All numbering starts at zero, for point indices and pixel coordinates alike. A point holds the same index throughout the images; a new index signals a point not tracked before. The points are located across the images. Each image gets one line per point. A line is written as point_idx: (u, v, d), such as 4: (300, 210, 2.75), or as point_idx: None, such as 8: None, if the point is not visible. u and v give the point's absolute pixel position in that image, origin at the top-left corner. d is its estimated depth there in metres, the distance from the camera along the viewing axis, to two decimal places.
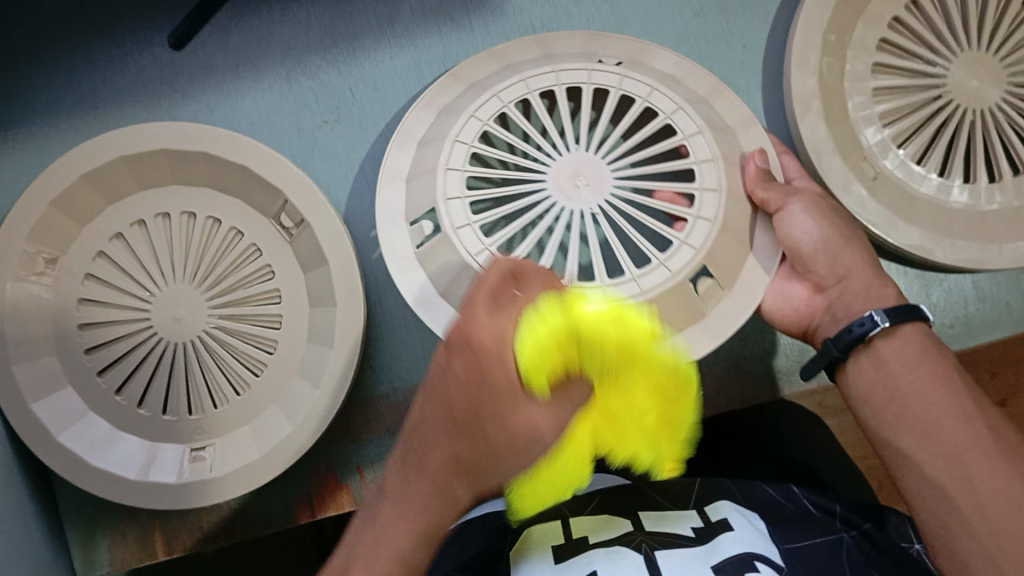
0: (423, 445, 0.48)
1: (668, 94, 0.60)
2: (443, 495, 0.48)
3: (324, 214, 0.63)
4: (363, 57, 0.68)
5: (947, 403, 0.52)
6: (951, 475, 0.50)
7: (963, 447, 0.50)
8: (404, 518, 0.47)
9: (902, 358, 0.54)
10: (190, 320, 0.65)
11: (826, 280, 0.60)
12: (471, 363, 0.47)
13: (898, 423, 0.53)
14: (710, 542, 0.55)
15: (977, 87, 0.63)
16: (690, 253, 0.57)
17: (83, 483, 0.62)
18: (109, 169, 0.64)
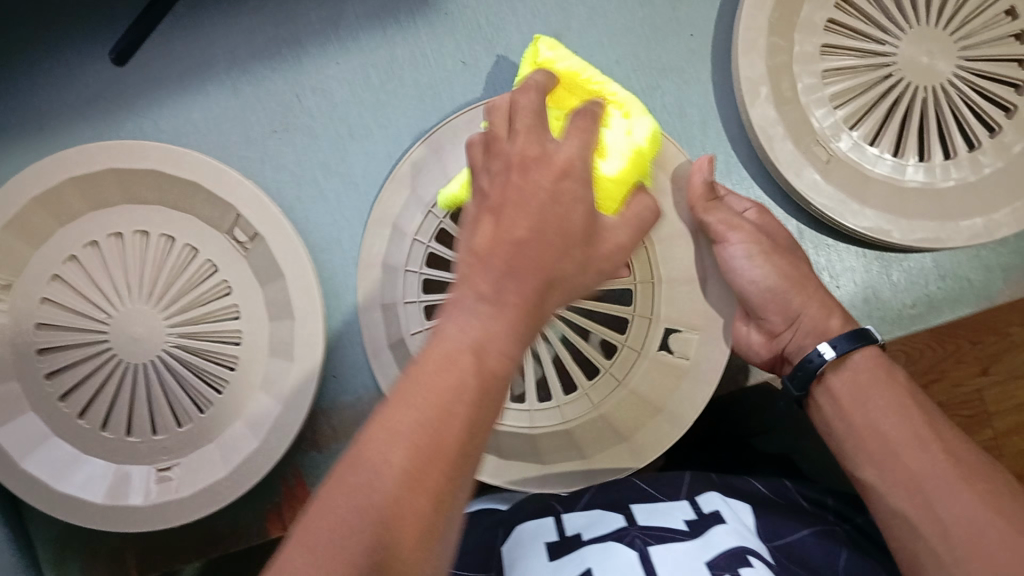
0: (469, 296, 0.38)
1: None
2: (501, 355, 0.37)
3: (279, 228, 0.64)
4: (309, 64, 0.67)
5: (905, 432, 0.50)
6: (913, 503, 0.48)
7: (923, 477, 0.48)
8: (462, 383, 0.35)
9: (852, 394, 0.53)
10: (147, 339, 0.64)
11: (779, 325, 0.59)
12: (524, 201, 0.40)
13: (861, 456, 0.52)
14: (704, 535, 0.53)
15: (928, 63, 0.63)
16: (648, 325, 0.62)
17: (49, 506, 0.63)
18: (57, 192, 0.63)
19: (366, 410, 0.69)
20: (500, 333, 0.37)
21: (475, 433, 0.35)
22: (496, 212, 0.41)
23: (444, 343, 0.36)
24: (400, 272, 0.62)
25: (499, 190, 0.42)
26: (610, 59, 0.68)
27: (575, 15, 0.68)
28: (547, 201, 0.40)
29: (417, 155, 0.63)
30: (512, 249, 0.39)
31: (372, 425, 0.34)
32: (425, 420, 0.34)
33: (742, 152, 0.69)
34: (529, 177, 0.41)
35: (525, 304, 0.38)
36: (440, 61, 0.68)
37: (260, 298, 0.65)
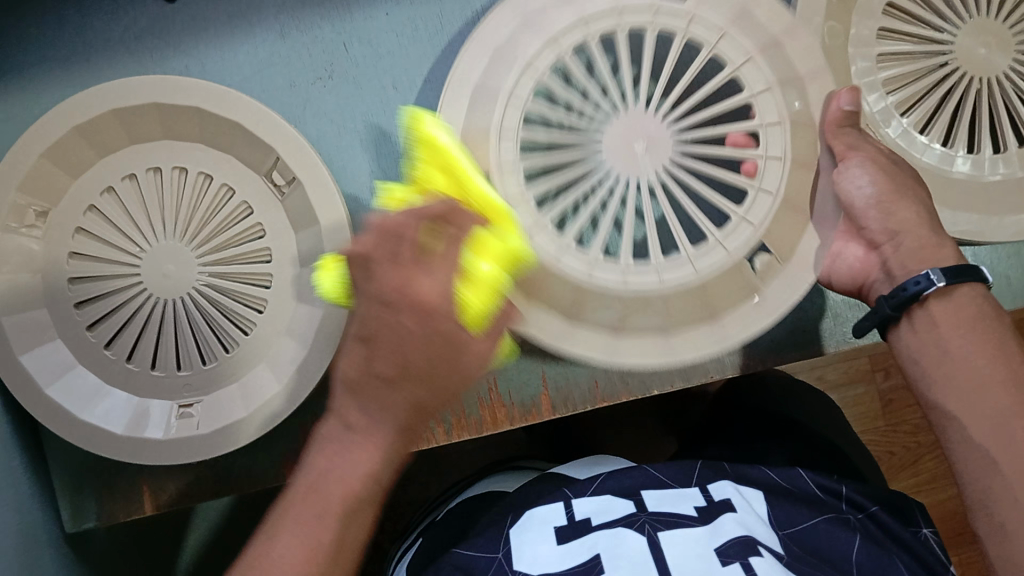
0: (351, 443, 0.52)
1: (739, 41, 0.59)
2: (361, 482, 0.51)
3: (316, 172, 0.63)
4: (358, 13, 0.68)
5: (1003, 369, 0.55)
6: (995, 440, 0.54)
7: (1009, 415, 0.54)
8: (325, 511, 0.51)
9: (952, 323, 0.57)
10: (179, 276, 0.65)
11: (879, 237, 0.61)
12: (399, 329, 0.50)
13: (942, 384, 0.57)
14: (714, 521, 0.53)
15: (985, 55, 0.62)
16: (768, 200, 0.60)
17: (71, 436, 0.61)
18: (99, 122, 0.62)
19: None
20: (361, 469, 0.51)
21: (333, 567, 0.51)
22: (359, 364, 0.51)
23: (321, 474, 0.52)
24: (496, 138, 0.58)
25: (370, 316, 0.51)
26: None
27: None
28: (433, 368, 0.50)
29: (536, 18, 0.58)
30: (382, 338, 0.50)
31: (264, 541, 0.51)
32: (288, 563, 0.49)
33: None
34: (385, 313, 0.50)
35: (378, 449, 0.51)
36: None
37: (293, 243, 0.66)
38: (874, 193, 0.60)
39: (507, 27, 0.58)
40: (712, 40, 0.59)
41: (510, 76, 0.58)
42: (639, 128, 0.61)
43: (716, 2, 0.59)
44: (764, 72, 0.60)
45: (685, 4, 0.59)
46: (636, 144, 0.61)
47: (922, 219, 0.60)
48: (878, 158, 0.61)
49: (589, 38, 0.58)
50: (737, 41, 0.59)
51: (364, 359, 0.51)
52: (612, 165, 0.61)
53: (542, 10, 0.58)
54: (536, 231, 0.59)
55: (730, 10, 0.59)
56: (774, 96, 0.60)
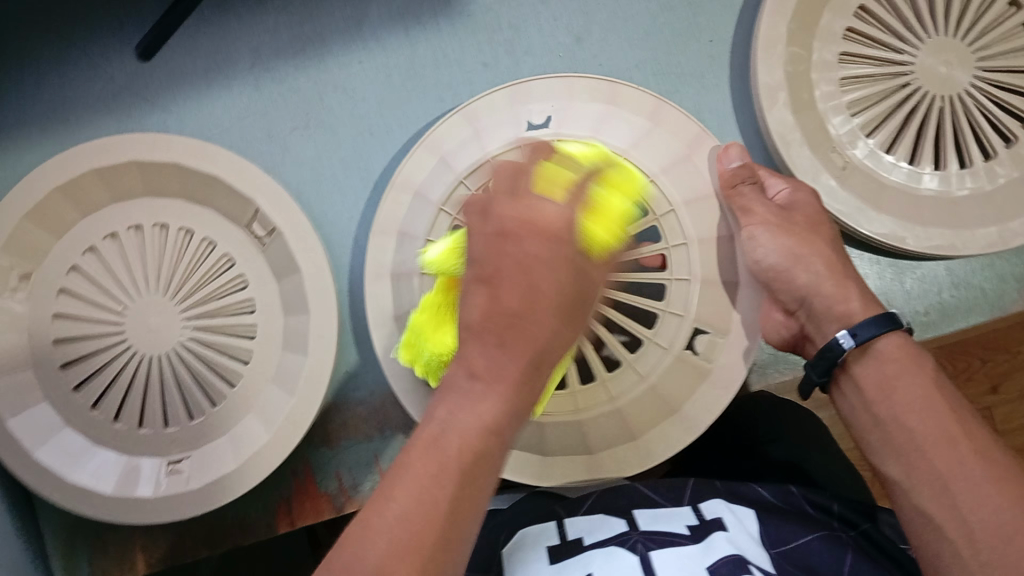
0: (465, 378, 0.39)
1: (615, 134, 0.62)
2: (483, 435, 0.38)
3: (298, 224, 0.64)
4: (332, 61, 0.69)
5: (931, 429, 0.49)
6: (938, 502, 0.47)
7: (948, 475, 0.47)
8: (441, 466, 0.37)
9: (877, 382, 0.52)
10: (164, 331, 0.65)
11: (792, 304, 0.59)
12: (517, 262, 0.41)
13: (886, 449, 0.51)
14: (705, 539, 0.53)
15: (946, 73, 0.63)
16: (676, 322, 0.62)
17: (62, 499, 0.62)
18: (81, 182, 0.64)
19: (377, 407, 0.69)
20: (483, 418, 0.38)
21: (471, 496, 0.37)
22: (489, 281, 0.41)
23: (433, 429, 0.38)
24: (414, 278, 0.62)
25: (492, 256, 0.42)
26: (629, 63, 0.70)
27: (595, 19, 0.70)
28: (536, 312, 0.40)
29: (424, 187, 0.62)
30: (519, 280, 0.40)
31: (388, 474, 0.37)
32: (415, 498, 0.36)
33: (758, 158, 0.70)
34: (518, 240, 0.41)
35: (520, 385, 0.39)
36: (461, 62, 0.69)
37: (276, 292, 0.66)
38: (778, 260, 0.58)
39: (412, 185, 0.62)
40: None
41: (427, 217, 0.62)
42: None
43: (587, 110, 0.62)
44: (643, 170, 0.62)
45: (584, 133, 0.62)
46: None
47: (823, 275, 0.57)
48: (770, 218, 0.60)
49: (497, 176, 0.62)
50: (617, 141, 0.62)
51: (488, 298, 0.40)
52: None
53: (434, 176, 0.62)
54: None
55: (609, 119, 0.62)
56: (680, 217, 0.62)
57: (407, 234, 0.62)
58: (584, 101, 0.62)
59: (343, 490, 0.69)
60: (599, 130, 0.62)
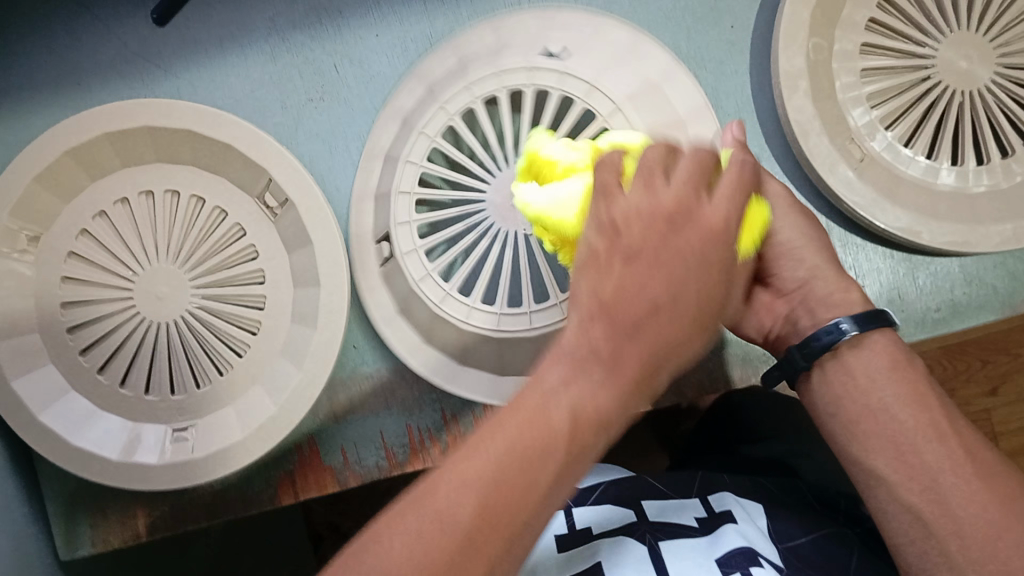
0: (569, 346, 0.37)
1: (618, 84, 0.63)
2: (597, 423, 0.36)
3: (312, 197, 0.63)
4: (349, 34, 0.68)
5: (923, 425, 0.50)
6: (926, 499, 0.49)
7: (939, 471, 0.49)
8: (547, 436, 0.35)
9: (869, 373, 0.52)
10: (172, 299, 0.65)
11: (788, 285, 0.56)
12: (659, 253, 0.38)
13: (870, 442, 0.51)
14: (714, 532, 0.53)
15: (967, 68, 0.63)
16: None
17: (65, 462, 0.62)
18: (91, 144, 0.63)
19: (383, 382, 0.69)
20: (604, 400, 0.36)
21: (566, 478, 0.35)
22: (630, 260, 0.38)
23: (542, 395, 0.36)
24: (392, 196, 0.63)
25: (635, 232, 0.38)
26: None
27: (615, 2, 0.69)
28: (680, 326, 0.38)
29: (412, 114, 0.64)
30: (653, 261, 0.38)
31: (451, 459, 0.36)
32: (504, 457, 0.35)
33: (776, 148, 0.70)
34: (678, 235, 0.38)
35: (637, 373, 0.37)
36: None
37: (286, 265, 0.65)
38: (795, 239, 0.55)
39: (401, 112, 0.65)
40: (606, 108, 0.62)
41: (427, 114, 0.64)
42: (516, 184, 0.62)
43: (599, 56, 0.63)
44: (637, 121, 0.62)
45: (589, 77, 0.62)
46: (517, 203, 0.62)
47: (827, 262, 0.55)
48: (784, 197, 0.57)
49: (474, 102, 0.63)
50: (615, 88, 0.62)
51: (595, 278, 0.38)
52: (494, 219, 0.62)
53: (444, 83, 0.64)
54: (422, 278, 0.63)
55: (612, 63, 0.63)
56: None
57: (391, 157, 0.64)
58: (599, 45, 0.64)
59: (347, 465, 0.68)
60: (602, 74, 0.63)
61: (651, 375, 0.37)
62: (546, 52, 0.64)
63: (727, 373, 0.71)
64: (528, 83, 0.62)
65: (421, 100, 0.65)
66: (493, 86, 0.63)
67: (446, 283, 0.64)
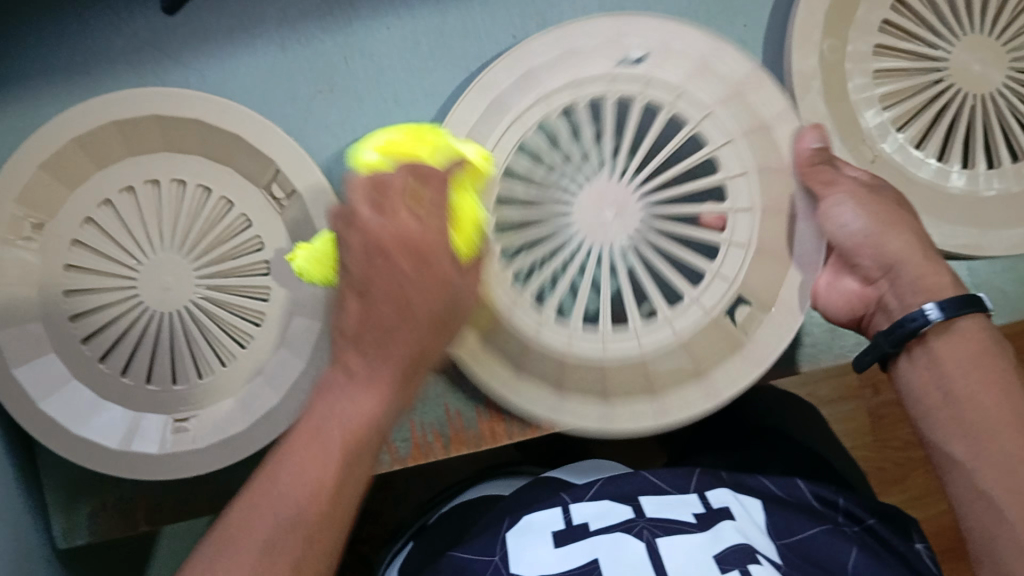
0: (350, 378, 0.51)
1: (698, 98, 0.61)
2: (358, 427, 0.50)
3: (321, 190, 0.63)
4: (359, 26, 0.68)
5: (1002, 414, 0.51)
6: (1002, 487, 0.50)
7: (1018, 459, 0.50)
8: (327, 478, 0.48)
9: (957, 360, 0.53)
10: (176, 289, 0.64)
11: (874, 271, 0.58)
12: (390, 280, 0.50)
13: (954, 428, 0.53)
14: (712, 528, 0.53)
15: (979, 72, 0.63)
16: (722, 286, 0.62)
17: (66, 450, 0.61)
18: (98, 132, 0.62)
19: None
20: (373, 405, 0.50)
21: (352, 478, 0.49)
22: (362, 297, 0.51)
23: (313, 425, 0.50)
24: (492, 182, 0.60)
25: (362, 272, 0.51)
26: None
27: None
28: (433, 308, 0.52)
29: (507, 91, 0.60)
30: (381, 326, 0.51)
31: (265, 475, 0.48)
32: (298, 478, 0.47)
33: None
34: (393, 268, 0.50)
35: (395, 371, 0.51)
36: (491, 34, 0.68)
37: (290, 257, 0.65)
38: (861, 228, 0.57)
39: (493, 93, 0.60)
40: (697, 114, 0.61)
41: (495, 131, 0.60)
42: (606, 195, 0.62)
43: (687, 53, 0.61)
44: (718, 135, 0.61)
45: (675, 82, 0.61)
46: (606, 205, 0.62)
47: (913, 245, 0.57)
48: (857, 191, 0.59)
49: (553, 113, 0.60)
50: (708, 96, 0.61)
51: (358, 303, 0.51)
52: (584, 239, 0.62)
53: (514, 88, 0.60)
54: (516, 302, 0.61)
55: (701, 69, 0.61)
56: (749, 180, 0.61)
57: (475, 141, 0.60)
58: (682, 48, 0.61)
59: None
60: (687, 79, 0.61)
61: (409, 377, 0.52)
62: (624, 58, 0.60)
63: None
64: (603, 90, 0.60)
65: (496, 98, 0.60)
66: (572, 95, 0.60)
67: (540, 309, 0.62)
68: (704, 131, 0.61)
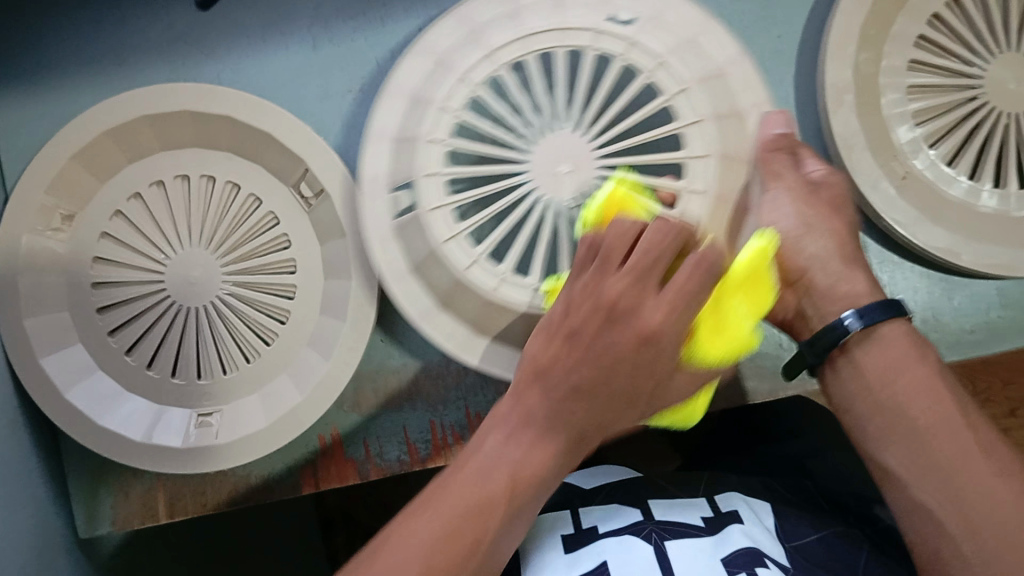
0: (518, 424, 0.48)
1: (678, 69, 0.59)
2: (509, 483, 0.46)
3: (349, 191, 0.63)
4: (391, 26, 0.68)
5: (937, 419, 0.49)
6: (942, 498, 0.48)
7: (954, 469, 0.48)
8: (484, 510, 0.45)
9: (881, 368, 0.51)
10: (203, 283, 0.65)
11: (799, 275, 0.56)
12: (592, 357, 0.47)
13: (886, 436, 0.51)
14: (720, 532, 0.53)
15: (1015, 89, 0.62)
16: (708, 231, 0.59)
17: (90, 441, 0.62)
18: (129, 127, 0.63)
19: (410, 377, 0.69)
20: (542, 461, 0.47)
21: (473, 564, 0.44)
22: (570, 339, 0.48)
23: (478, 459, 0.47)
24: (424, 212, 0.60)
25: (583, 315, 0.48)
26: None
27: None
28: (638, 351, 0.47)
29: (421, 87, 0.60)
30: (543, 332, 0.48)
31: (393, 533, 0.45)
32: (426, 564, 0.43)
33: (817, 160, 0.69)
34: (605, 334, 0.48)
35: (550, 414, 0.47)
36: None
37: (317, 255, 0.65)
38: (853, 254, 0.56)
39: (404, 89, 0.60)
40: (671, 87, 0.59)
41: (428, 119, 0.60)
42: (565, 149, 0.59)
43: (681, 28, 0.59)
44: (693, 111, 0.59)
45: (658, 50, 0.59)
46: (562, 165, 0.59)
47: (835, 253, 0.56)
48: (797, 187, 0.57)
49: (527, 56, 0.60)
50: (683, 69, 0.59)
51: (528, 362, 0.49)
52: (537, 187, 0.59)
53: (432, 79, 0.60)
54: (468, 266, 0.60)
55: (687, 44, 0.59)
56: (710, 164, 0.59)
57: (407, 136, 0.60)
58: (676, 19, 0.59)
59: (369, 457, 0.68)
60: (671, 52, 0.59)
61: (580, 444, 0.48)
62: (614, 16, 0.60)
63: (755, 387, 0.70)
64: (560, 44, 0.59)
65: (411, 104, 0.60)
66: (555, 42, 0.59)
67: (475, 250, 0.60)
68: (675, 105, 0.59)
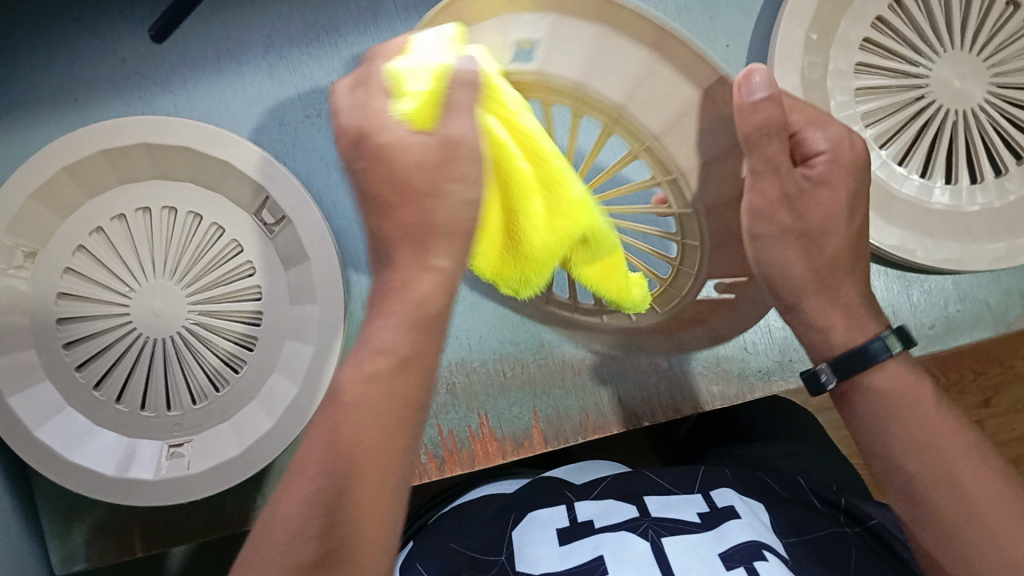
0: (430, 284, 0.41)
1: None
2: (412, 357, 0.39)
3: (310, 215, 0.63)
4: (347, 51, 0.69)
5: (956, 449, 0.46)
6: (965, 529, 0.45)
7: (980, 501, 0.45)
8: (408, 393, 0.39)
9: (895, 401, 0.47)
10: (169, 314, 0.65)
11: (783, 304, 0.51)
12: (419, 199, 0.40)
13: (901, 469, 0.47)
14: (719, 527, 0.52)
15: (960, 87, 0.64)
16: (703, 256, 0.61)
17: (61, 478, 0.61)
18: (86, 162, 0.62)
19: None
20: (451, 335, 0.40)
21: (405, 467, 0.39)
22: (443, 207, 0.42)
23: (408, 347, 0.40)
24: None
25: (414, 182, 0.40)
26: None
27: None
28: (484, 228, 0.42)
29: None
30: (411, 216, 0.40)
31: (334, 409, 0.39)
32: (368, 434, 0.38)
33: None
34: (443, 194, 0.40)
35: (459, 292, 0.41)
36: None
37: (282, 281, 0.66)
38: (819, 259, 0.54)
39: None
40: None
41: None
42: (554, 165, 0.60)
43: None
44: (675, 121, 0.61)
45: None
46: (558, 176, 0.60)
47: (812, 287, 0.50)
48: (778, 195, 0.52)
49: None
50: None
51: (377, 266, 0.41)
52: None
53: None
54: None
55: None
56: None
57: None
58: None
59: None
60: None
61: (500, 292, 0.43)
62: None
63: (722, 388, 0.71)
64: None
65: None
66: None
67: None
68: None
